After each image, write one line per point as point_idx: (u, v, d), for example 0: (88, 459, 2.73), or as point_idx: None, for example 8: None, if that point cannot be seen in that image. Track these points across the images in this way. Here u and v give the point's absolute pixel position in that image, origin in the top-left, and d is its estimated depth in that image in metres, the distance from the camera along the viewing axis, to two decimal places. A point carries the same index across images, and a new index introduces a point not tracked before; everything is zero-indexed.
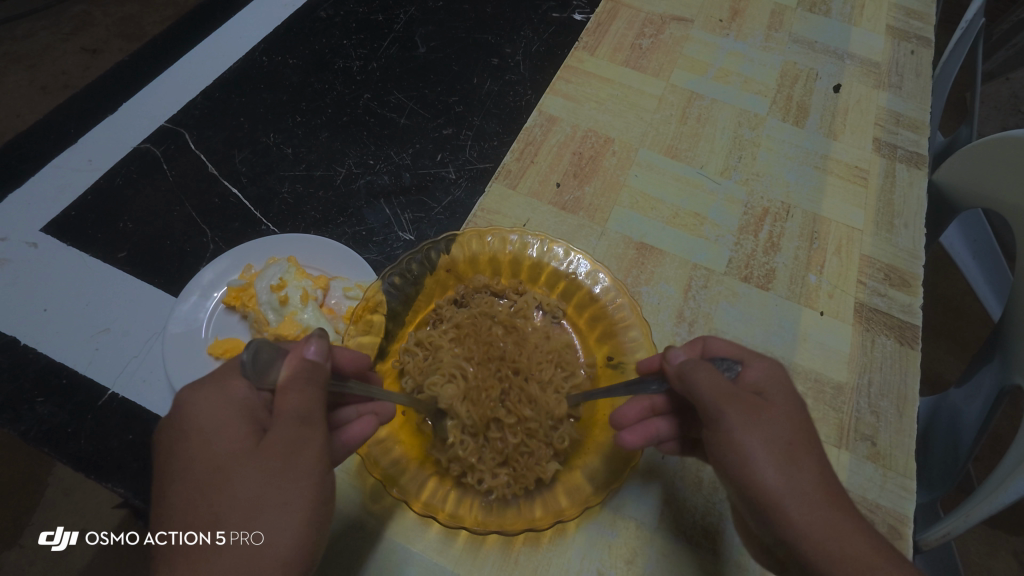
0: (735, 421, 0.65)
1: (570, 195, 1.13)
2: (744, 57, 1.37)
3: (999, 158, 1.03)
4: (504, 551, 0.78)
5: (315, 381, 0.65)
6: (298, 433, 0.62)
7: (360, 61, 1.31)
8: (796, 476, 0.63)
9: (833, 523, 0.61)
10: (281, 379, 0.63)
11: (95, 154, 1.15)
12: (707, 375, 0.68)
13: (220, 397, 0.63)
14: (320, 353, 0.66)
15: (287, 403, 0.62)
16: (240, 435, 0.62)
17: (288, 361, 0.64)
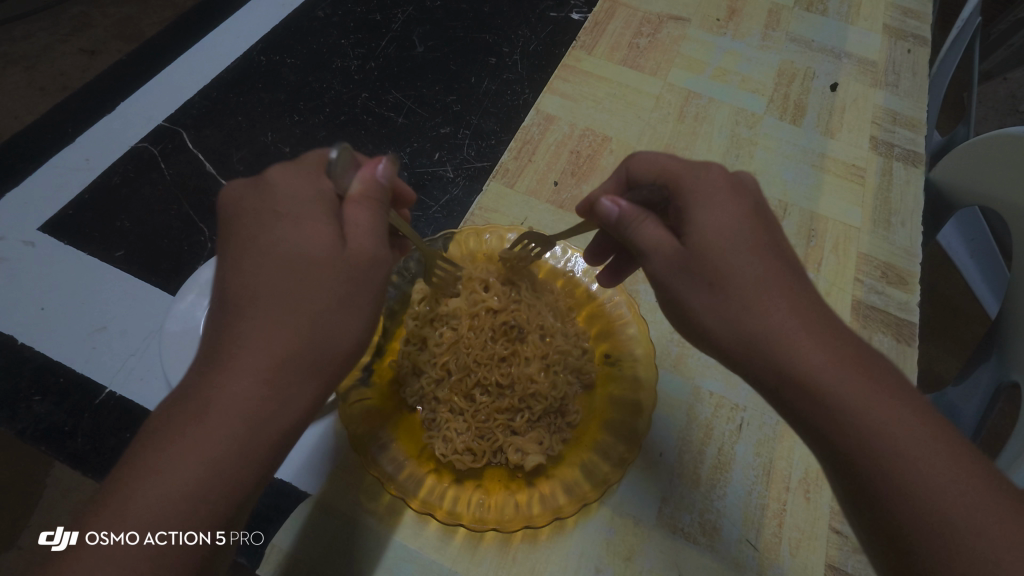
0: (664, 270, 0.66)
1: (568, 194, 1.13)
2: (741, 56, 1.37)
3: (996, 156, 1.03)
4: (501, 548, 0.78)
5: (378, 200, 0.67)
6: (362, 250, 0.63)
7: (358, 61, 1.31)
8: (733, 306, 0.62)
9: (779, 343, 0.59)
10: (353, 193, 0.66)
11: (92, 154, 1.15)
12: (646, 225, 0.68)
13: (308, 184, 0.65)
14: (387, 176, 0.68)
15: (356, 216, 0.64)
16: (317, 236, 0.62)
17: (360, 174, 0.66)
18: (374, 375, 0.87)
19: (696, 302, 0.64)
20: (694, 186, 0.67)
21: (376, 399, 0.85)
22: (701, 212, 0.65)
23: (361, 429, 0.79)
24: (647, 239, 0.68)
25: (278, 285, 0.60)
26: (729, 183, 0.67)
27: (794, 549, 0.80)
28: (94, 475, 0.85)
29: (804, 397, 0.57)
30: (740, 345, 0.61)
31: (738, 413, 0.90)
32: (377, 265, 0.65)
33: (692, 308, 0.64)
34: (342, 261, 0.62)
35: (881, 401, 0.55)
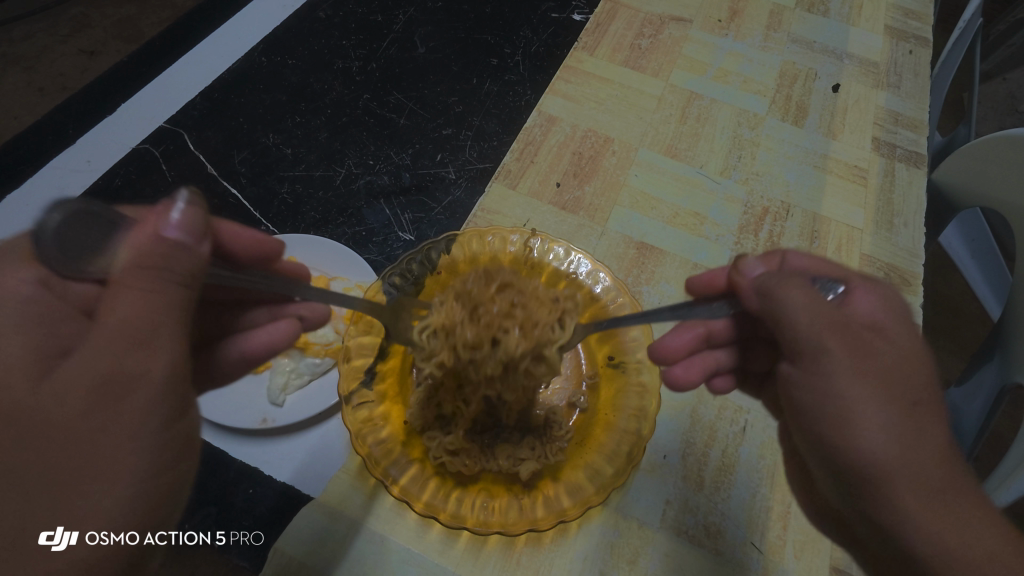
0: (839, 370, 0.60)
1: (570, 195, 1.13)
2: (743, 57, 1.37)
3: (997, 157, 1.03)
4: (505, 551, 0.78)
5: (171, 267, 0.55)
6: (114, 348, 0.51)
7: (360, 62, 1.31)
8: (915, 439, 0.59)
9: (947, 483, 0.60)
10: (118, 269, 0.53)
11: (93, 155, 1.15)
12: (803, 295, 0.62)
13: (21, 304, 0.55)
14: (182, 231, 0.56)
15: (115, 303, 0.52)
16: (35, 364, 0.53)
17: (133, 240, 0.54)
18: (378, 378, 0.87)
19: (848, 386, 0.60)
20: (868, 288, 0.65)
21: (380, 401, 0.85)
22: (888, 321, 0.62)
23: (364, 431, 0.79)
24: (810, 326, 0.61)
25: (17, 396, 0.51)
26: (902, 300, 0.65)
27: (799, 552, 0.79)
28: None
29: (914, 480, 0.59)
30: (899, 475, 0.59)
31: (743, 415, 0.90)
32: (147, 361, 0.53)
33: (864, 429, 0.59)
34: (69, 372, 0.51)
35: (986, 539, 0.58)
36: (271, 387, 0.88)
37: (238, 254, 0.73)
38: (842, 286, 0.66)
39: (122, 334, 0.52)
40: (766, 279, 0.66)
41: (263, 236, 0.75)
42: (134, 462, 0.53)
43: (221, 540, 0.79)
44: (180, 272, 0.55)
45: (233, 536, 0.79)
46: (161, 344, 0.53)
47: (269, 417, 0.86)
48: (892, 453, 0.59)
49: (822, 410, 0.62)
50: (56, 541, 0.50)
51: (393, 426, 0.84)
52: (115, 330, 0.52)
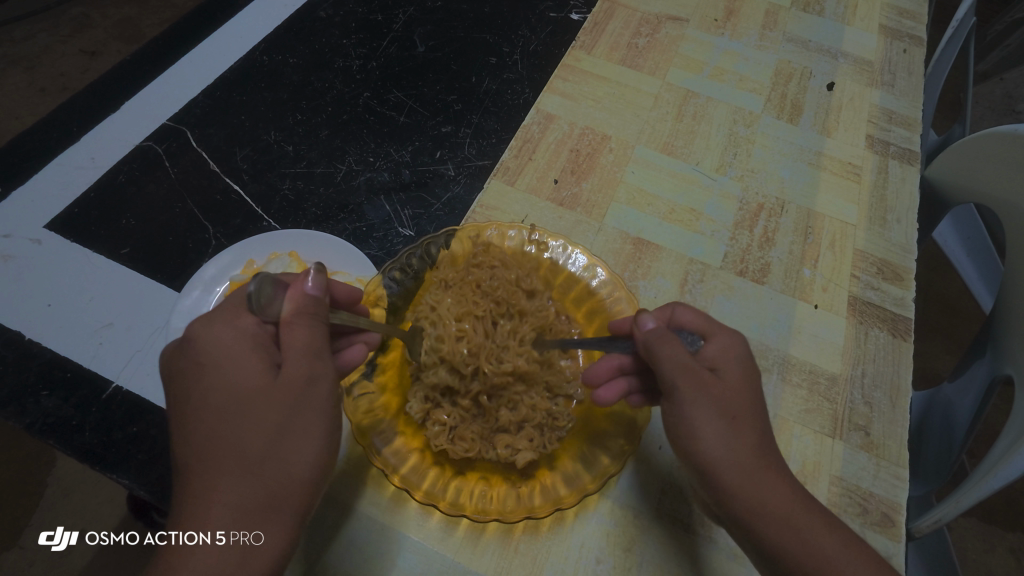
0: (690, 402, 0.70)
1: (568, 192, 1.14)
2: (739, 56, 1.38)
3: (990, 153, 1.04)
4: (503, 539, 0.80)
5: (316, 312, 0.70)
6: (305, 364, 0.68)
7: (360, 60, 1.33)
8: (739, 442, 0.69)
9: (764, 480, 0.68)
10: (285, 314, 0.69)
11: (97, 152, 1.16)
12: (668, 345, 0.72)
13: (230, 327, 0.68)
14: (318, 287, 0.71)
15: (292, 335, 0.68)
16: (257, 368, 0.66)
17: (290, 293, 0.70)
18: (379, 370, 0.88)
19: (700, 418, 0.70)
20: (719, 342, 0.75)
21: (380, 392, 0.87)
22: (730, 369, 0.73)
23: (364, 422, 0.81)
24: (676, 365, 0.71)
25: (231, 394, 0.65)
26: (744, 356, 0.75)
27: None
28: (102, 469, 0.85)
29: (740, 475, 0.68)
30: (726, 468, 0.68)
31: None
32: (321, 368, 0.69)
33: (699, 428, 0.70)
34: (290, 376, 0.67)
35: (810, 532, 0.66)
36: None
37: (338, 295, 0.83)
38: (701, 340, 0.77)
39: (314, 351, 0.69)
40: (651, 335, 0.74)
41: (351, 286, 0.84)
42: (320, 442, 0.67)
43: None
44: (325, 313, 0.71)
45: None
46: (326, 359, 0.70)
47: None
48: (729, 449, 0.68)
49: (674, 421, 0.72)
50: None
51: (393, 417, 0.85)
52: (305, 349, 0.68)
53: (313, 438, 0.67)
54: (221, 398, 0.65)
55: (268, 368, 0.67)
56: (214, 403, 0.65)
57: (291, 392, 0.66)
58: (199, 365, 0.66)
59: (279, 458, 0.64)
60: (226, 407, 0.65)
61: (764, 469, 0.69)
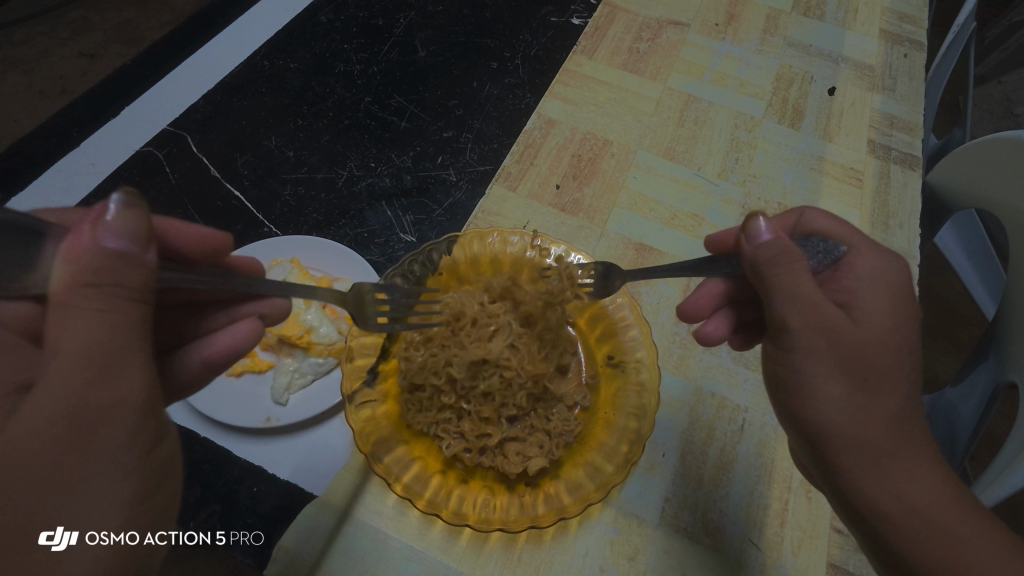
0: (808, 346, 0.66)
1: (570, 197, 1.14)
2: (740, 60, 1.38)
3: (994, 159, 1.04)
4: (507, 548, 0.79)
5: (116, 282, 0.51)
6: (81, 374, 0.49)
7: (361, 65, 1.32)
8: (868, 408, 0.65)
9: (882, 431, 0.65)
10: (57, 287, 0.49)
11: (97, 157, 1.16)
12: (800, 272, 0.66)
13: None
14: (119, 239, 0.51)
15: (65, 326, 0.49)
16: (21, 378, 0.51)
17: (65, 252, 0.49)
18: (381, 377, 0.88)
19: (813, 360, 0.66)
20: (862, 264, 0.71)
21: (382, 400, 0.86)
22: (860, 295, 0.68)
23: (367, 430, 0.81)
24: (801, 297, 0.65)
25: None
26: (885, 273, 0.70)
27: (796, 548, 0.80)
28: None
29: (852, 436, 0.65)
30: (850, 436, 0.65)
31: (741, 414, 0.91)
32: (118, 391, 0.51)
33: (818, 388, 0.66)
34: (43, 398, 0.49)
35: (931, 495, 0.64)
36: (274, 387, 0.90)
37: (185, 248, 0.71)
38: (842, 248, 0.72)
39: (89, 361, 0.49)
40: (761, 252, 0.67)
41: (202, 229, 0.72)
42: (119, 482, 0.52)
43: (221, 539, 0.79)
44: (135, 289, 0.52)
45: (233, 536, 0.79)
46: (122, 373, 0.51)
47: (272, 416, 0.87)
48: (847, 414, 0.65)
49: (785, 371, 0.69)
50: (55, 541, 0.49)
51: (395, 426, 0.85)
52: (77, 353, 0.49)
53: (105, 485, 0.51)
54: None
55: (16, 392, 0.51)
56: None
57: (53, 426, 0.49)
58: None
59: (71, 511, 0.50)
60: None
61: (892, 423, 0.65)
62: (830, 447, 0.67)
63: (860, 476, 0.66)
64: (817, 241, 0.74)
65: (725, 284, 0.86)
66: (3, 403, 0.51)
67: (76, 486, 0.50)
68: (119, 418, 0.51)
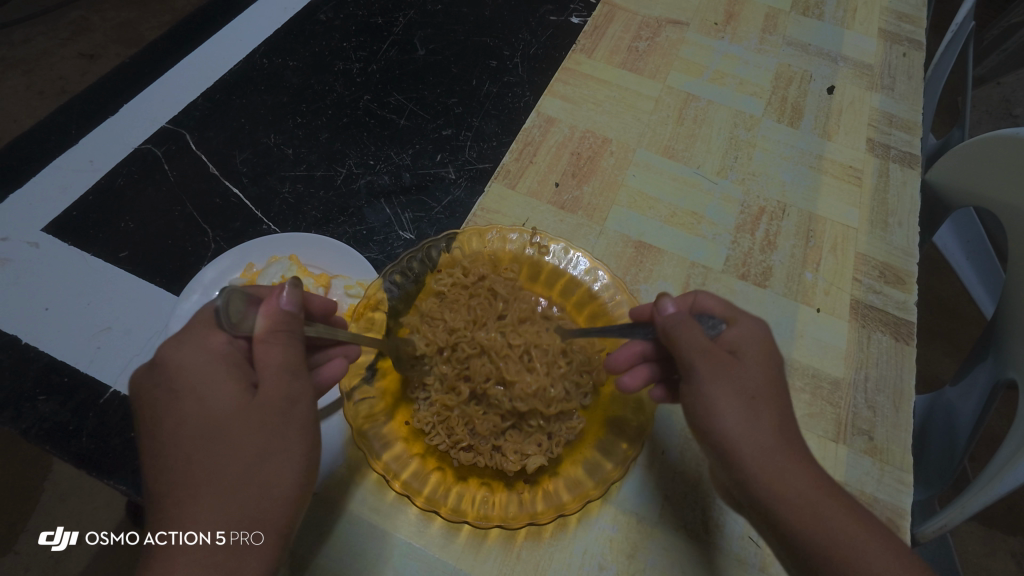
0: (706, 379, 0.70)
1: (569, 195, 1.14)
2: (739, 60, 1.38)
3: (991, 157, 1.04)
4: (506, 546, 0.79)
5: (292, 329, 0.68)
6: (280, 381, 0.65)
7: (360, 64, 1.32)
8: (760, 436, 0.67)
9: (783, 462, 0.66)
10: (260, 330, 0.66)
11: (96, 156, 1.16)
12: (689, 325, 0.73)
13: (197, 346, 0.65)
14: (292, 302, 0.68)
15: (267, 354, 0.65)
16: (233, 390, 0.64)
17: (264, 309, 0.67)
18: (379, 375, 0.87)
19: (720, 402, 0.69)
20: (743, 325, 0.76)
21: (381, 397, 0.85)
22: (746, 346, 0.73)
23: (365, 427, 0.80)
24: (687, 340, 0.71)
25: (204, 425, 0.62)
26: (761, 333, 0.75)
27: None
28: (99, 475, 0.85)
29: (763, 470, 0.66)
30: (747, 457, 0.67)
31: None
32: (299, 388, 0.66)
33: (721, 412, 0.69)
34: (267, 394, 0.64)
35: (840, 516, 0.63)
36: None
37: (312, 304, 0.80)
38: (724, 323, 0.77)
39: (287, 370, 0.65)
40: (670, 319, 0.74)
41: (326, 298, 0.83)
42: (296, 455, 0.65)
43: None
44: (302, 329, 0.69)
45: None
46: (302, 378, 0.67)
47: None
48: (751, 433, 0.67)
49: (692, 417, 0.72)
50: None
51: (392, 423, 0.84)
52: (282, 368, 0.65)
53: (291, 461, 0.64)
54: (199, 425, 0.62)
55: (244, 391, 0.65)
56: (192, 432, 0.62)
57: (266, 411, 0.64)
58: (173, 393, 0.63)
59: (260, 478, 0.62)
60: (205, 433, 0.62)
61: (790, 459, 0.67)
62: (741, 468, 0.67)
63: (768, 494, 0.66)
64: (706, 317, 0.78)
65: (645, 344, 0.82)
66: (234, 396, 0.64)
67: (256, 479, 0.62)
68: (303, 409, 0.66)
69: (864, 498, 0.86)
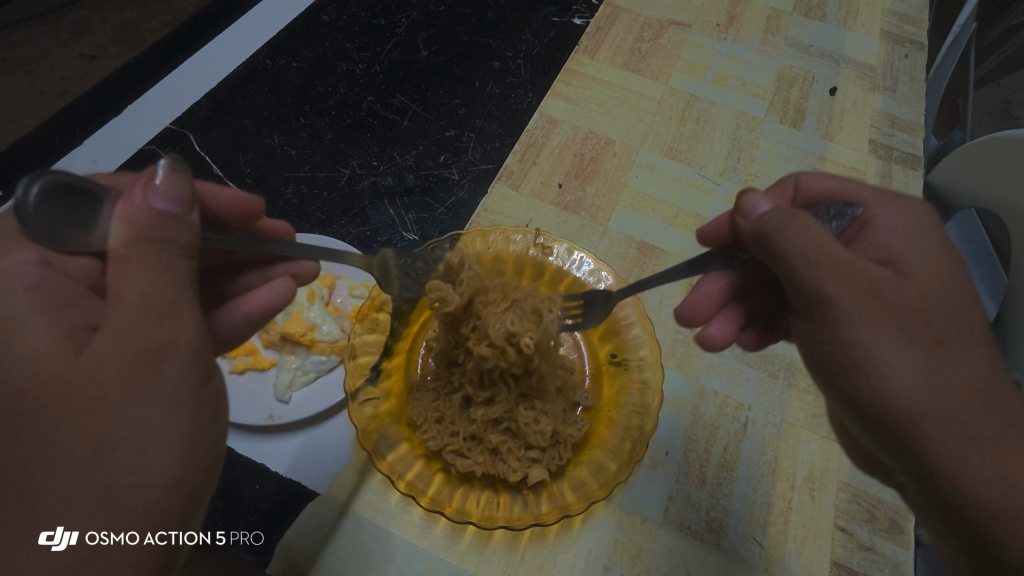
0: (849, 314, 0.61)
1: (572, 196, 1.14)
2: (742, 61, 1.38)
3: (993, 159, 1.04)
4: (510, 547, 0.79)
5: (167, 240, 0.53)
6: (139, 324, 0.50)
7: (363, 65, 1.32)
8: (942, 368, 0.60)
9: (949, 401, 0.59)
10: (118, 245, 0.51)
11: (100, 157, 1.16)
12: (813, 236, 0.63)
13: (4, 280, 0.53)
14: (171, 203, 0.53)
15: (128, 277, 0.50)
16: (63, 339, 0.51)
17: (122, 213, 0.51)
18: (384, 375, 0.87)
19: (870, 332, 0.60)
20: (883, 218, 0.70)
21: (386, 398, 0.86)
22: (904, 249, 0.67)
23: (370, 428, 0.80)
24: (832, 264, 0.61)
25: (37, 383, 0.49)
26: (901, 221, 0.70)
27: (800, 547, 0.80)
28: None
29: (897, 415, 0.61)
30: (914, 392, 0.59)
31: (743, 412, 0.91)
32: (168, 333, 0.51)
33: (879, 350, 0.60)
34: (112, 340, 0.50)
35: (1008, 458, 0.58)
36: (276, 385, 0.89)
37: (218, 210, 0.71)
38: (857, 210, 0.71)
39: (145, 308, 0.50)
40: (768, 218, 0.66)
41: (240, 194, 0.73)
42: (169, 426, 0.51)
43: (221, 539, 0.80)
44: (183, 246, 0.54)
45: (233, 536, 0.80)
46: (176, 319, 0.52)
47: (275, 413, 0.87)
48: (919, 382, 0.59)
49: (829, 343, 0.64)
50: (55, 541, 0.46)
51: (397, 425, 0.84)
52: (139, 303, 0.50)
53: (164, 442, 0.51)
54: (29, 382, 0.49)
55: (82, 336, 0.52)
56: (16, 397, 0.48)
57: (122, 368, 0.49)
58: None
59: (120, 452, 0.49)
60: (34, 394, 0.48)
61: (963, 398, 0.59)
62: (902, 411, 0.60)
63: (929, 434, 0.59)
64: (829, 208, 0.72)
65: (727, 278, 0.84)
66: (67, 343, 0.51)
67: (111, 455, 0.49)
68: (173, 360, 0.52)
69: (869, 502, 0.84)
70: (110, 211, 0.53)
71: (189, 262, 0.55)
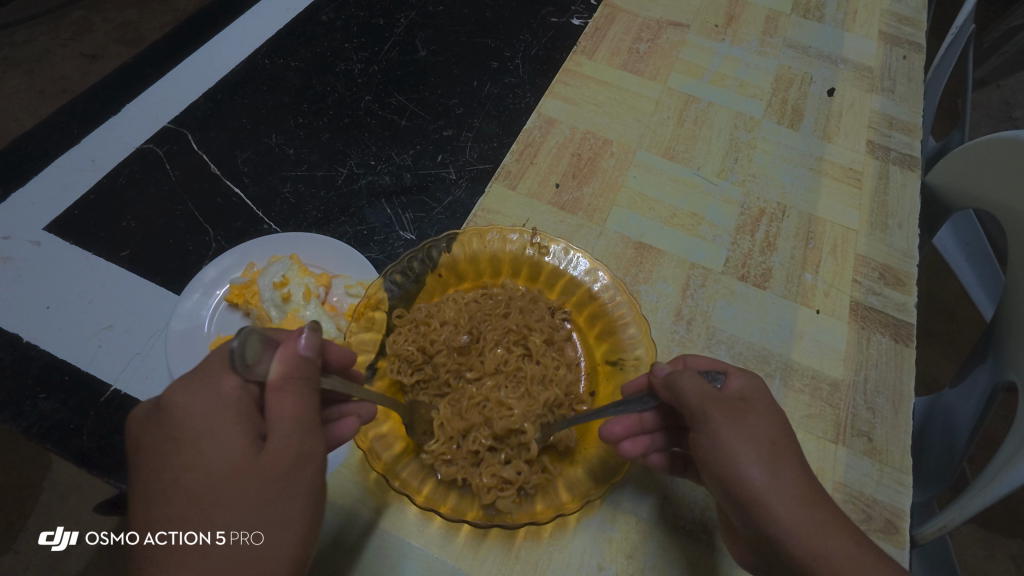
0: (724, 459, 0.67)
1: (570, 196, 1.14)
2: (740, 61, 1.39)
3: (990, 160, 1.05)
4: (505, 545, 0.79)
5: (307, 376, 0.62)
6: (295, 439, 0.60)
7: (361, 64, 1.33)
8: (781, 497, 0.65)
9: (815, 531, 0.63)
10: (274, 377, 0.60)
11: (98, 154, 1.16)
12: (689, 382, 0.70)
13: (208, 392, 0.60)
14: (312, 347, 0.62)
15: (280, 405, 0.60)
16: (239, 446, 0.59)
17: (282, 353, 0.61)
18: (378, 374, 0.88)
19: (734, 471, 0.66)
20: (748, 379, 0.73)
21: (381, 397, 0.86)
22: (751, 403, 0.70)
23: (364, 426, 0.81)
24: (702, 409, 0.68)
25: (203, 482, 0.59)
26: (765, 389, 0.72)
27: None
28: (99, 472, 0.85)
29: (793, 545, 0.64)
30: (780, 529, 0.64)
31: None
32: (310, 444, 0.62)
33: (741, 487, 0.66)
34: (275, 451, 0.59)
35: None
36: None
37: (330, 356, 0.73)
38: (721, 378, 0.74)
39: (298, 423, 0.61)
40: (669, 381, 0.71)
41: (344, 348, 0.75)
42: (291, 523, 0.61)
43: None
44: (316, 381, 0.63)
45: None
46: (315, 434, 0.62)
47: None
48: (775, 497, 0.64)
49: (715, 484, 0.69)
50: (129, 536, 0.60)
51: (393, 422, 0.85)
52: (292, 419, 0.60)
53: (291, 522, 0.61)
54: (190, 486, 0.58)
55: (253, 444, 0.60)
56: (183, 492, 0.59)
57: (268, 471, 0.59)
58: (173, 442, 0.59)
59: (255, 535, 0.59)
60: (201, 496, 0.58)
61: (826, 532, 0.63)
62: (761, 523, 0.65)
63: (788, 548, 0.63)
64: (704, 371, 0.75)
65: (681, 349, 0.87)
66: (242, 451, 0.59)
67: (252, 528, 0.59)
68: (312, 466, 0.62)
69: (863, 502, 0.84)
70: (270, 350, 0.61)
71: (318, 398, 0.63)
